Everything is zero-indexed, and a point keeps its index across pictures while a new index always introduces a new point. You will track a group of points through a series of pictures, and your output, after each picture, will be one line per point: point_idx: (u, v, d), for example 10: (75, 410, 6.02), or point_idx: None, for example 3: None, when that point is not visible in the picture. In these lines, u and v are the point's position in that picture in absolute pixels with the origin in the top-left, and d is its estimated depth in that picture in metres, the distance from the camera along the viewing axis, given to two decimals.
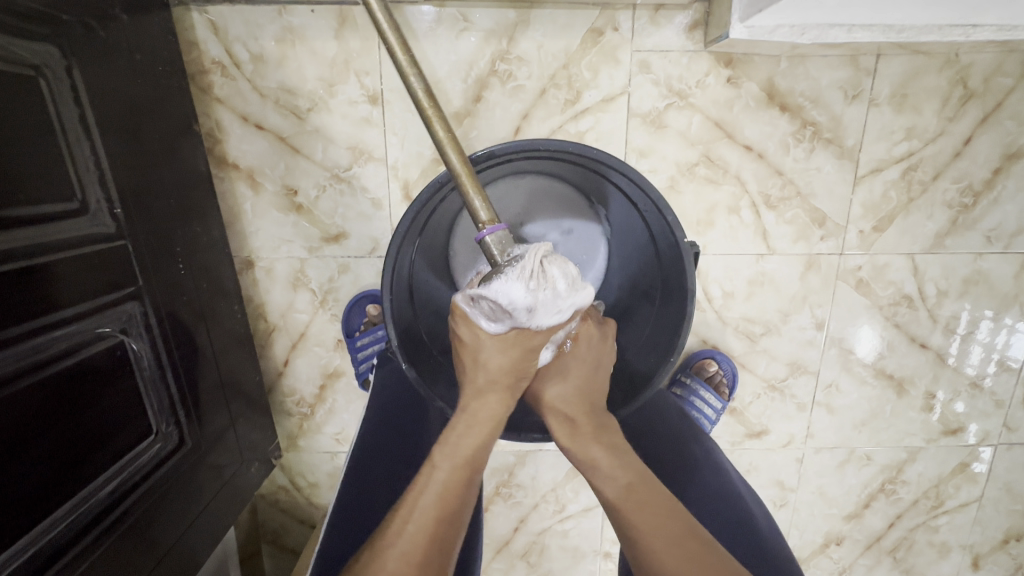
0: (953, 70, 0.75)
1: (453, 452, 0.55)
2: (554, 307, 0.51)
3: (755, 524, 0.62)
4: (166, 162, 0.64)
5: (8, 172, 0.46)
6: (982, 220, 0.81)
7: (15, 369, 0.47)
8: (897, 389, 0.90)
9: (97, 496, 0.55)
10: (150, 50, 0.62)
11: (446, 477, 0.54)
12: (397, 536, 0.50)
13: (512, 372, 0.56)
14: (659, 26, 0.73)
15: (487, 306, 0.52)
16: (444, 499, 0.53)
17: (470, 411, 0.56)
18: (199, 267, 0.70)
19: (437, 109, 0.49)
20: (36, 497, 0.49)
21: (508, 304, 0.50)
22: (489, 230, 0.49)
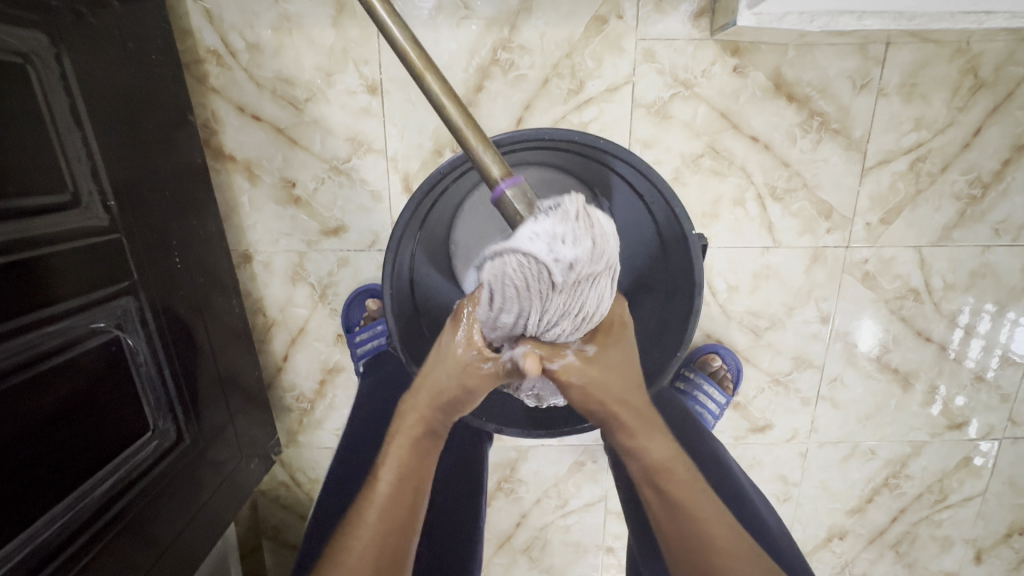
0: (963, 59, 0.74)
1: (393, 463, 0.54)
2: (600, 267, 0.45)
3: (771, 530, 0.61)
4: (160, 154, 0.63)
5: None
6: (990, 212, 0.80)
7: (6, 367, 0.46)
8: (902, 383, 0.89)
9: (94, 494, 0.54)
10: (143, 38, 0.61)
11: (388, 489, 0.53)
12: (347, 551, 0.51)
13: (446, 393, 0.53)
14: (664, 13, 0.71)
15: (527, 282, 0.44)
16: (389, 509, 0.53)
17: (406, 422, 0.55)
18: (196, 261, 0.69)
19: (427, 61, 0.41)
20: (32, 494, 0.48)
21: (552, 263, 0.43)
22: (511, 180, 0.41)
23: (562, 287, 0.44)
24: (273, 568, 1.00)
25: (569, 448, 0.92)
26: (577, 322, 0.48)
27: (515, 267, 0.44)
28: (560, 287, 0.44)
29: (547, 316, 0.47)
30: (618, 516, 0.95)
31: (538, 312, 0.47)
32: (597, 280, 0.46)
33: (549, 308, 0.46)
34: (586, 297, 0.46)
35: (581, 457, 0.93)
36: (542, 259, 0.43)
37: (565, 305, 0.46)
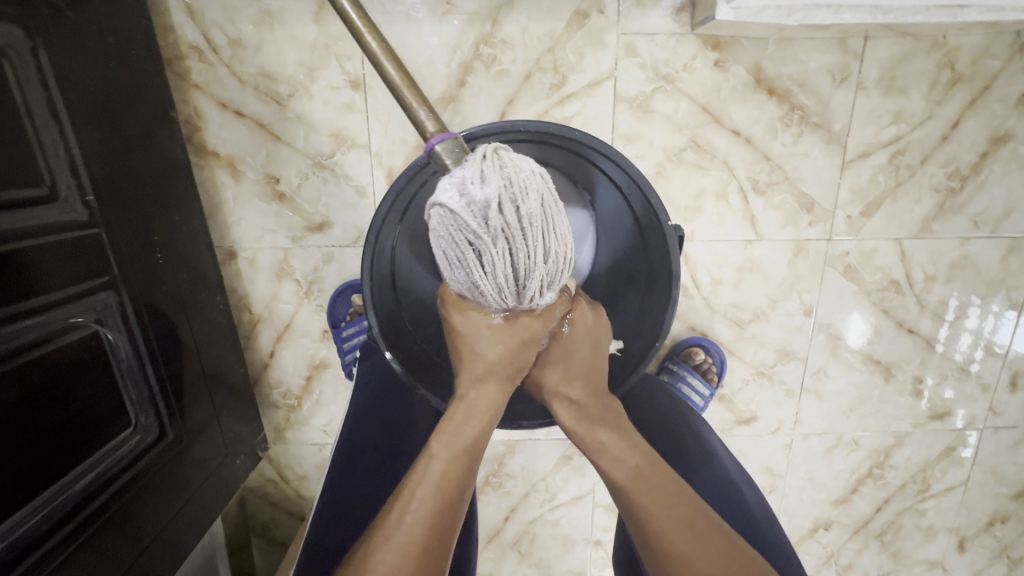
0: (941, 53, 0.75)
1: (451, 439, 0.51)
2: (526, 206, 0.39)
3: (749, 510, 0.62)
4: (142, 149, 0.63)
5: None
6: (968, 205, 0.81)
7: None
8: (885, 374, 0.90)
9: (72, 489, 0.54)
10: (122, 33, 0.61)
11: (446, 467, 0.50)
12: (394, 526, 0.47)
13: (509, 360, 0.51)
14: (645, 8, 0.72)
15: (453, 228, 0.40)
16: (441, 489, 0.49)
17: (467, 400, 0.52)
18: (180, 257, 0.69)
19: (365, 16, 0.42)
20: (13, 487, 0.48)
21: (473, 207, 0.39)
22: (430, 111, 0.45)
23: (500, 231, 0.39)
24: (263, 565, 1.00)
25: (557, 442, 0.92)
26: (541, 276, 0.43)
27: (440, 220, 0.41)
28: (487, 234, 0.39)
29: (502, 275, 0.42)
30: (606, 509, 0.96)
31: (492, 270, 0.42)
32: (533, 223, 0.40)
33: (499, 264, 0.41)
34: (526, 244, 0.41)
35: (569, 451, 0.93)
36: (456, 208, 0.39)
37: (506, 255, 0.41)
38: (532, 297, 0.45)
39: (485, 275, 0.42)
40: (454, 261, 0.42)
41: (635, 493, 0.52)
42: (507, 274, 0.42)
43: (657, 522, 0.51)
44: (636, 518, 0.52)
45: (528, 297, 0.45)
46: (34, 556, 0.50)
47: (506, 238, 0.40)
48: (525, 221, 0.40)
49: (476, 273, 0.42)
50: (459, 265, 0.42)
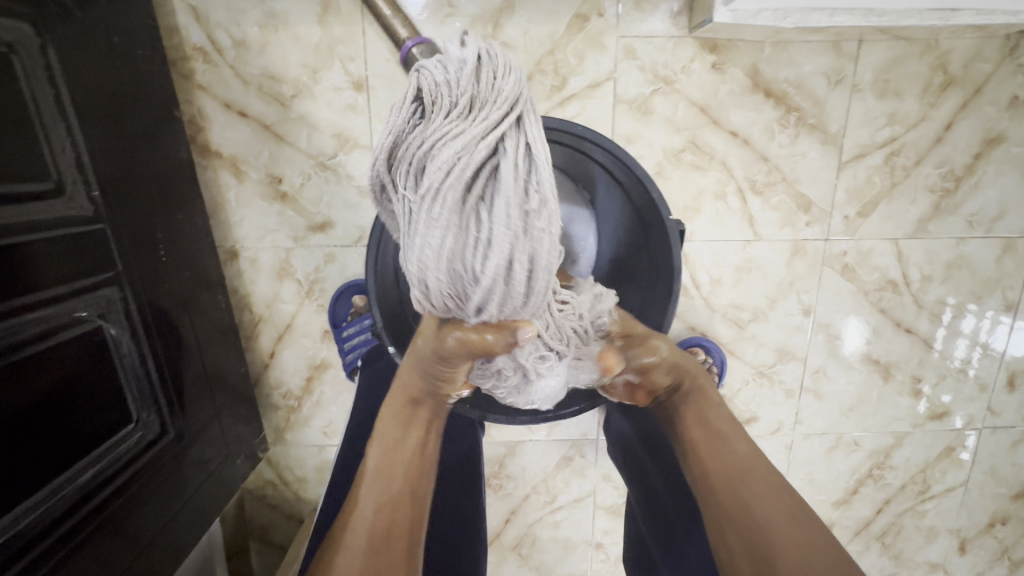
0: (933, 56, 0.76)
1: (382, 434, 0.51)
2: (503, 82, 0.35)
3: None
4: (145, 147, 0.63)
5: None
6: (963, 205, 0.82)
7: None
8: (883, 374, 0.90)
9: (74, 484, 0.54)
10: (129, 32, 0.61)
11: (378, 460, 0.50)
12: (345, 532, 0.47)
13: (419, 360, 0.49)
14: (645, 12, 0.73)
15: (423, 90, 0.36)
16: (379, 483, 0.49)
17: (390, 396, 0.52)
18: (183, 255, 0.69)
19: None
20: (15, 480, 0.48)
21: (447, 71, 0.36)
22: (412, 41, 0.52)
23: (441, 106, 0.35)
24: (260, 569, 0.99)
25: (557, 443, 0.92)
26: (436, 183, 0.33)
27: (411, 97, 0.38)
28: (448, 97, 0.35)
29: (407, 158, 0.35)
30: (608, 511, 0.96)
31: (400, 143, 0.36)
32: (501, 101, 0.34)
33: (406, 138, 0.35)
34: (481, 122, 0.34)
35: (570, 453, 0.93)
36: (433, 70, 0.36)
37: (456, 125, 0.34)
38: (419, 215, 0.34)
39: (428, 151, 0.34)
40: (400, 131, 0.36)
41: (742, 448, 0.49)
42: (411, 153, 0.35)
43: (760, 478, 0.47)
44: (735, 467, 0.48)
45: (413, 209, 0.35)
46: (35, 551, 0.50)
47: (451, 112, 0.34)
48: (496, 94, 0.35)
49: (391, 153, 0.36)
50: (406, 140, 0.35)
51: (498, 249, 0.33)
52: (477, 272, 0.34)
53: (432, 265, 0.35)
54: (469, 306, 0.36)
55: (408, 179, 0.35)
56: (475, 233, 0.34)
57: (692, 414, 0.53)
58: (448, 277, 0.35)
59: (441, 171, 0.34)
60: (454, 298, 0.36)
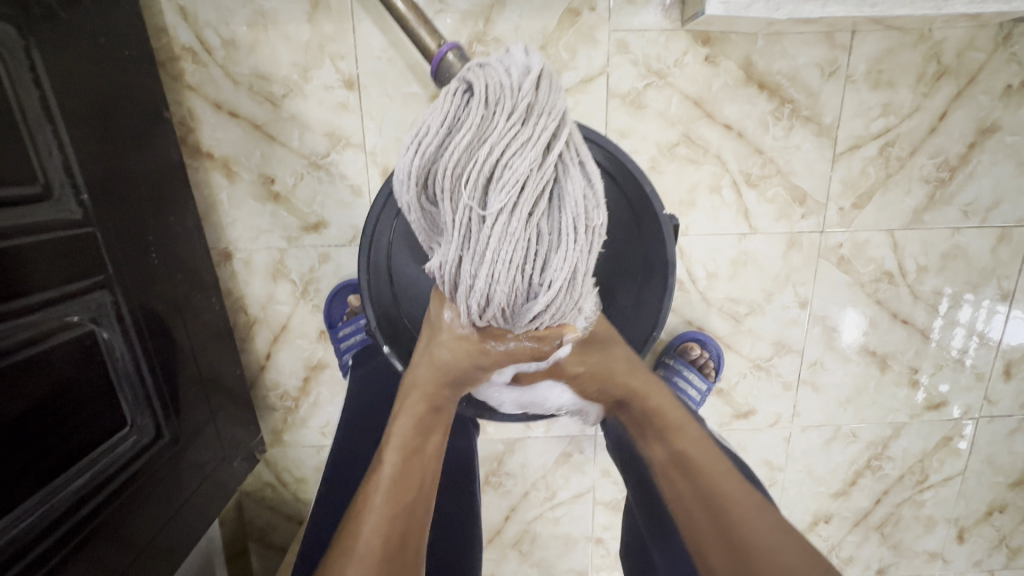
0: (926, 45, 0.76)
1: (399, 442, 0.51)
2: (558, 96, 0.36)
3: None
4: (134, 149, 0.63)
5: None
6: (958, 195, 0.82)
7: None
8: (880, 365, 0.90)
9: (68, 488, 0.54)
10: (115, 33, 0.61)
11: (396, 469, 0.49)
12: (355, 539, 0.46)
13: (451, 368, 0.50)
14: (637, 5, 0.73)
15: (480, 93, 0.35)
16: (397, 491, 0.49)
17: (410, 401, 0.52)
18: (174, 257, 0.68)
19: None
20: (9, 485, 0.48)
21: (503, 70, 0.36)
22: (447, 46, 0.50)
23: (500, 113, 0.35)
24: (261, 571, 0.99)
25: (556, 440, 0.92)
26: (510, 192, 0.34)
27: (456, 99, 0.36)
28: (512, 107, 0.35)
29: (469, 161, 0.35)
30: (607, 506, 0.96)
31: (462, 145, 0.35)
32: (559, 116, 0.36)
33: (467, 142, 0.35)
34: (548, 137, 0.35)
35: (568, 449, 0.93)
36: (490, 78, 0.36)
37: (527, 138, 0.35)
38: (488, 225, 0.35)
39: (496, 162, 0.34)
40: (463, 140, 0.35)
41: (708, 470, 0.50)
42: (478, 163, 0.34)
43: (731, 500, 0.48)
44: (705, 495, 0.49)
45: (478, 216, 0.35)
46: (30, 556, 0.50)
47: (517, 124, 0.35)
48: (554, 105, 0.36)
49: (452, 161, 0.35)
50: (469, 149, 0.35)
51: (569, 257, 0.36)
52: (544, 279, 0.37)
53: (500, 272, 0.36)
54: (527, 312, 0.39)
55: (468, 184, 0.35)
56: (545, 247, 0.36)
57: (657, 440, 0.53)
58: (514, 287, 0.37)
59: (518, 186, 0.34)
60: (511, 304, 0.38)
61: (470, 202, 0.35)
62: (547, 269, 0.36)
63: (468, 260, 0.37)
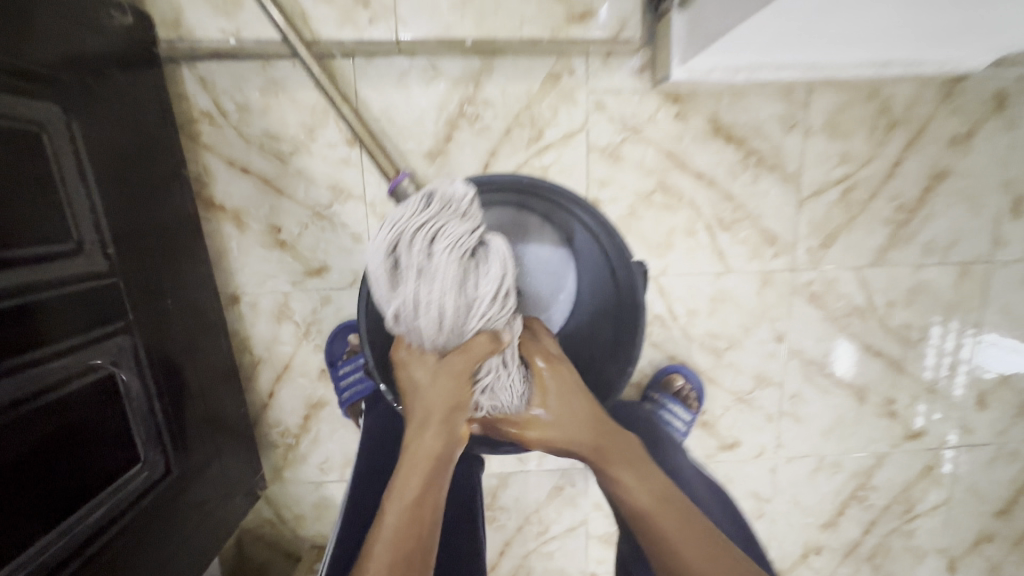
0: (877, 101, 0.84)
1: (399, 492, 0.52)
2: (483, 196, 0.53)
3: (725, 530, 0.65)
4: (155, 204, 0.69)
5: (21, 218, 0.51)
6: (918, 235, 0.88)
7: (15, 397, 0.50)
8: (858, 396, 0.94)
9: (86, 522, 0.57)
10: (142, 103, 0.68)
11: (399, 518, 0.51)
12: None
13: (446, 403, 0.53)
14: (611, 69, 0.81)
15: (435, 190, 0.50)
16: (399, 539, 0.50)
17: (413, 454, 0.53)
18: (188, 301, 0.74)
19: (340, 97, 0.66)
20: (32, 519, 0.52)
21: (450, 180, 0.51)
22: (402, 173, 0.61)
23: (457, 200, 0.49)
24: None
25: (548, 473, 0.95)
26: (457, 241, 0.48)
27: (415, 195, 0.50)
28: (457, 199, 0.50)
29: (425, 225, 0.48)
30: (600, 540, 0.97)
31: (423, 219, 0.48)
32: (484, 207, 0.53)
33: (429, 213, 0.48)
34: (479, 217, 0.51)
35: (560, 483, 0.95)
36: (440, 181, 0.51)
37: (468, 217, 0.49)
38: (440, 266, 0.47)
39: (449, 229, 0.48)
40: (423, 217, 0.48)
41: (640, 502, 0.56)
42: (434, 228, 0.48)
43: (665, 528, 0.54)
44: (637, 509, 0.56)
45: (433, 259, 0.47)
46: None
47: (463, 208, 0.49)
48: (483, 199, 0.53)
49: (417, 229, 0.47)
50: (428, 221, 0.48)
51: (494, 289, 0.50)
52: (480, 305, 0.50)
53: (449, 295, 0.47)
54: (466, 332, 0.51)
55: (425, 237, 0.47)
56: (480, 283, 0.49)
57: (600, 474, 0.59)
58: (459, 311, 0.49)
59: (464, 243, 0.48)
60: (454, 322, 0.49)
61: (427, 253, 0.47)
62: (483, 298, 0.50)
63: (422, 290, 0.47)
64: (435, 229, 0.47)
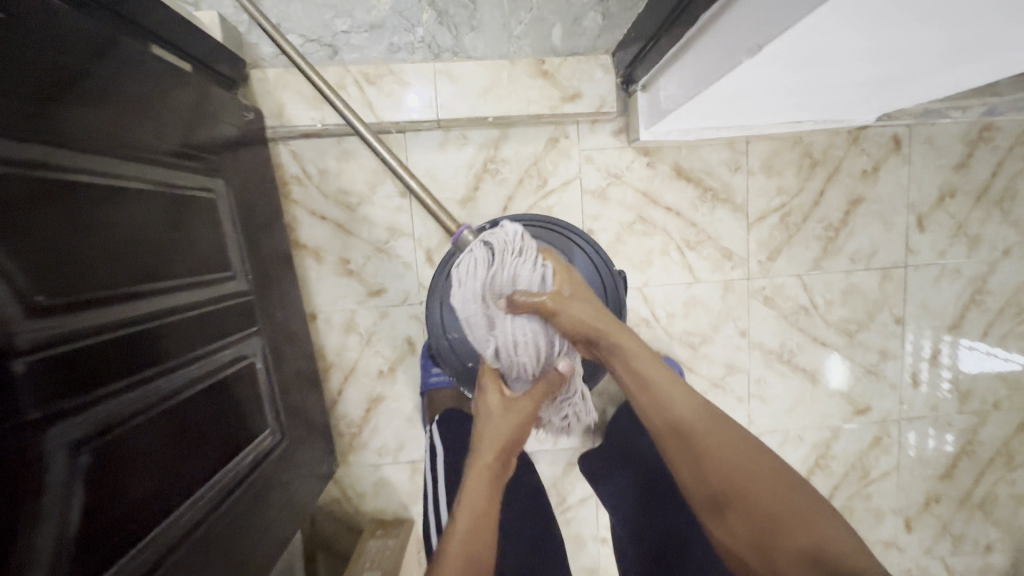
0: (800, 147, 1.10)
1: (471, 498, 0.71)
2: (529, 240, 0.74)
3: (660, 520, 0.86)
4: (267, 241, 0.95)
5: (208, 251, 0.77)
6: (844, 247, 1.12)
7: (213, 368, 0.74)
8: (811, 379, 1.16)
9: (246, 462, 0.80)
10: (257, 170, 0.96)
11: (474, 512, 0.69)
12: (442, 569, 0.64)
13: (511, 434, 0.78)
14: (596, 132, 1.08)
15: (492, 244, 0.73)
16: (477, 524, 0.68)
17: (481, 465, 0.75)
18: (287, 313, 0.99)
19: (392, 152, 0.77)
20: (220, 453, 0.75)
21: (502, 233, 0.74)
22: (464, 226, 0.76)
23: (511, 247, 0.72)
24: None
25: (563, 451, 1.16)
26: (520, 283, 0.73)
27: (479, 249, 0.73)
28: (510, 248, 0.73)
29: (500, 288, 0.73)
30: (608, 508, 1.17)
31: (493, 270, 0.72)
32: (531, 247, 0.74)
33: (495, 265, 0.72)
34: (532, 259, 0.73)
35: (573, 460, 1.17)
36: (495, 237, 0.73)
37: (523, 263, 0.73)
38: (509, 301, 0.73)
39: (511, 274, 0.72)
40: (492, 269, 0.72)
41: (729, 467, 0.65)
42: (500, 275, 0.73)
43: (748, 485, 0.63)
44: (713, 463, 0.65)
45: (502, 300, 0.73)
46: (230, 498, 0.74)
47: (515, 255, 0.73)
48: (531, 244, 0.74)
49: (490, 278, 0.72)
50: (496, 272, 0.72)
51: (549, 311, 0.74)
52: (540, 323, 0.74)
53: (531, 340, 0.74)
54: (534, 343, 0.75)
55: (496, 283, 0.73)
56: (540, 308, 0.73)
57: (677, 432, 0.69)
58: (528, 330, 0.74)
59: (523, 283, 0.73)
60: (539, 358, 0.76)
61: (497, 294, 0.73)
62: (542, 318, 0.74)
63: (501, 319, 0.74)
64: (501, 275, 0.72)
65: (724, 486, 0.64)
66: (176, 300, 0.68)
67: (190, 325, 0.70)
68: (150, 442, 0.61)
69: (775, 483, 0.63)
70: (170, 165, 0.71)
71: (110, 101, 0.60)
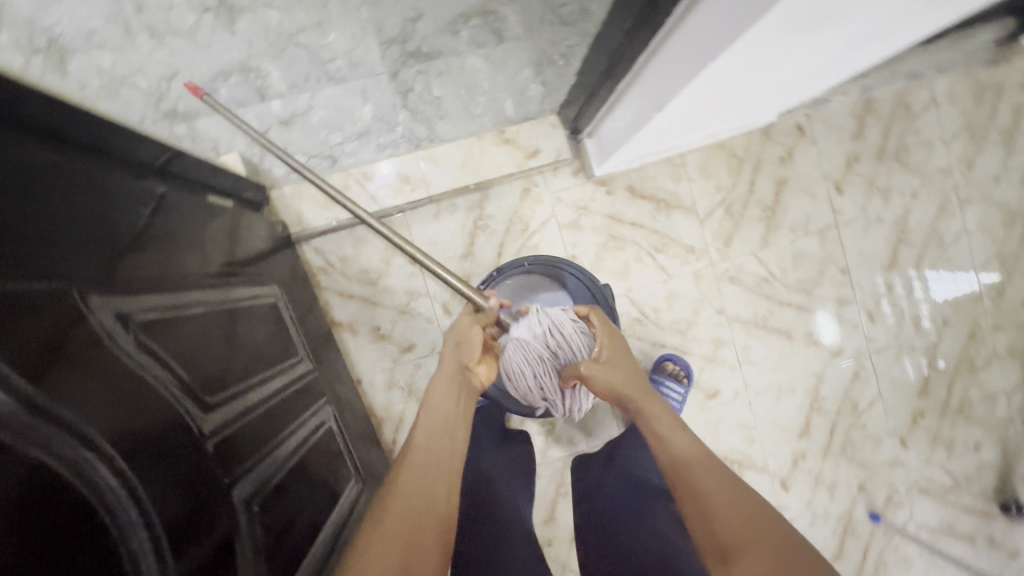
0: (726, 150, 1.33)
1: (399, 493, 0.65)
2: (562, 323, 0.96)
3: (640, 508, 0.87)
4: (313, 326, 1.14)
5: (280, 344, 0.95)
6: (783, 222, 1.34)
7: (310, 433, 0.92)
8: (788, 336, 1.35)
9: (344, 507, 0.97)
10: (294, 271, 1.16)
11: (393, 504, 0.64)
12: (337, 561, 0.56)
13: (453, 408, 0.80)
14: (559, 176, 1.30)
15: (534, 333, 0.96)
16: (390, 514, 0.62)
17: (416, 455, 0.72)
18: (341, 382, 1.17)
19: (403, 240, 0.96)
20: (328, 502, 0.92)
21: (540, 322, 0.96)
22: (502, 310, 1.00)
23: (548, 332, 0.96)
24: None
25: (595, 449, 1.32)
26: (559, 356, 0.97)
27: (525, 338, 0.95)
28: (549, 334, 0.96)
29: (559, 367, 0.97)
30: None
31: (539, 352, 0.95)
32: (564, 328, 0.96)
33: (540, 348, 0.95)
34: (566, 339, 0.96)
35: None
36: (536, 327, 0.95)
37: (558, 343, 0.96)
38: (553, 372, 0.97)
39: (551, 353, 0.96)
40: (537, 352, 0.95)
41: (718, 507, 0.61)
42: (544, 353, 0.96)
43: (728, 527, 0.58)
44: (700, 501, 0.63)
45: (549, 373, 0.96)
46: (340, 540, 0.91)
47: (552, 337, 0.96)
48: (564, 326, 0.96)
49: (538, 358, 0.95)
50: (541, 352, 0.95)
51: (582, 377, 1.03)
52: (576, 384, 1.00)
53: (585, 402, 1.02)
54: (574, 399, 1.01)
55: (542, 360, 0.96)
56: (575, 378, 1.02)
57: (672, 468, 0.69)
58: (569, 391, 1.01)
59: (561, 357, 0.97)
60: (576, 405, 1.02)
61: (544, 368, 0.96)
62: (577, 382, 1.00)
63: (548, 388, 0.97)
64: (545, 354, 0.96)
65: (730, 535, 0.57)
66: (273, 387, 0.86)
67: (286, 404, 0.88)
68: (280, 500, 0.76)
69: (791, 557, 0.53)
70: (242, 283, 0.89)
71: (201, 249, 0.78)
